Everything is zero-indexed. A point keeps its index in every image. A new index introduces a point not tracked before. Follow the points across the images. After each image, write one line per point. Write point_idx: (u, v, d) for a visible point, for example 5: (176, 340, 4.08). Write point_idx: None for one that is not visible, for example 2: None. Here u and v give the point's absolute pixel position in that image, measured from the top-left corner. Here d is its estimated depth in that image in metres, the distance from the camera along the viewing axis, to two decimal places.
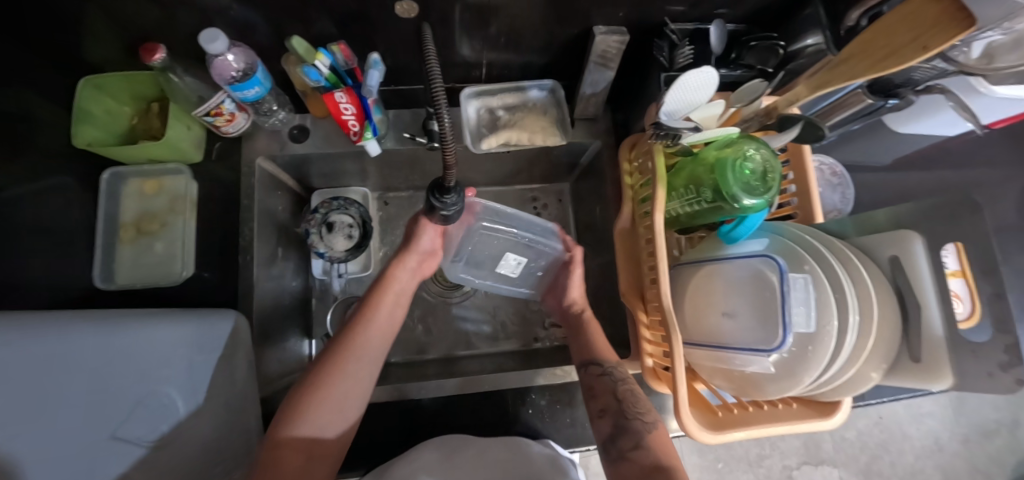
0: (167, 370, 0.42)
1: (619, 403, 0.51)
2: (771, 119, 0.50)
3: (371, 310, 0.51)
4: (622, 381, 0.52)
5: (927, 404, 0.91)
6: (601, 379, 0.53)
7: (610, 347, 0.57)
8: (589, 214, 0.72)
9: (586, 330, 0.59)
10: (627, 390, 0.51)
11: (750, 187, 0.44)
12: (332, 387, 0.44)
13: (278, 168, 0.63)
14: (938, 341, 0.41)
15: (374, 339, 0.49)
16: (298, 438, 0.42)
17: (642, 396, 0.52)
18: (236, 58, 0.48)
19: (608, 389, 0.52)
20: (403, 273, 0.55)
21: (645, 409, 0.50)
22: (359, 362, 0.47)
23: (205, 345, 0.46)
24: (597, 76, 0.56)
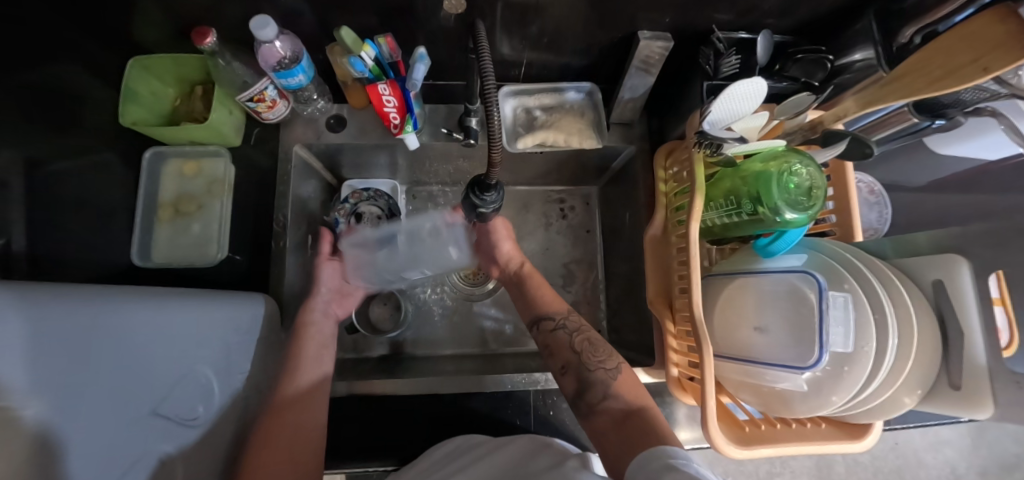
0: (205, 349, 0.43)
1: (577, 355, 0.51)
2: (815, 133, 0.49)
3: (298, 341, 0.53)
4: (576, 333, 0.53)
5: (946, 433, 0.89)
6: (556, 334, 0.53)
7: (558, 298, 0.58)
8: (617, 219, 0.72)
9: (530, 289, 0.60)
10: (583, 340, 0.52)
11: (794, 201, 0.43)
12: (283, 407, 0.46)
13: (312, 156, 0.63)
14: (982, 371, 0.40)
15: (313, 366, 0.51)
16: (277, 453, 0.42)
17: (600, 343, 0.52)
18: (283, 45, 0.49)
19: (565, 343, 0.52)
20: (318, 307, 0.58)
21: (605, 356, 0.50)
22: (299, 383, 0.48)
23: (241, 326, 0.48)
24: (638, 81, 0.56)
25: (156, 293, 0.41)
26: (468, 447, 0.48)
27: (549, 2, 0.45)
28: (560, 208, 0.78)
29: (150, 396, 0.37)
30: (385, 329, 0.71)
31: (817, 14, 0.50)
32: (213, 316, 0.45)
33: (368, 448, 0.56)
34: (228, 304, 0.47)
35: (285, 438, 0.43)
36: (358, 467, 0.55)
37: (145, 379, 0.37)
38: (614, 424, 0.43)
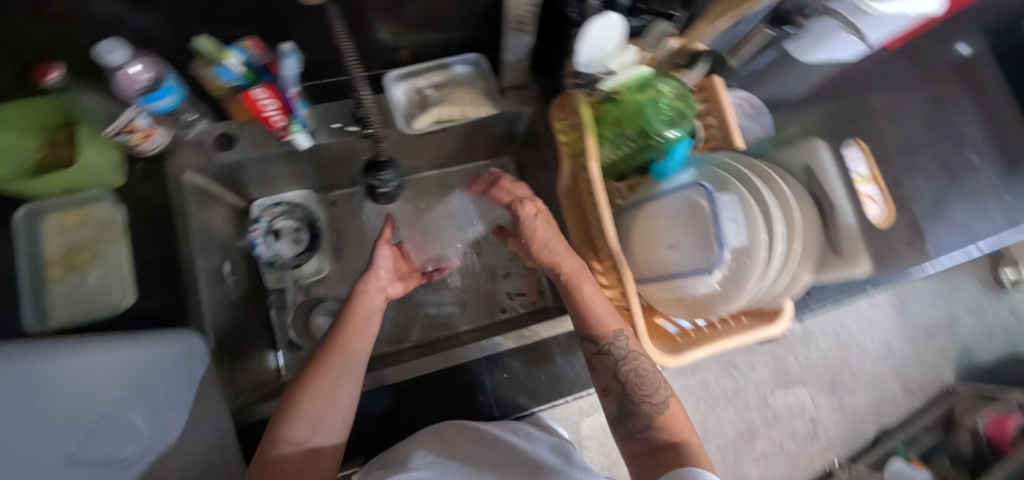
0: (122, 391, 0.40)
1: (621, 384, 0.48)
2: (680, 58, 0.54)
3: (347, 311, 0.47)
4: (622, 360, 0.49)
5: (876, 316, 1.10)
6: (600, 359, 0.49)
7: (610, 310, 0.50)
8: (536, 181, 0.73)
9: (583, 308, 0.49)
10: (629, 368, 0.48)
11: (671, 120, 0.48)
12: (313, 389, 0.41)
13: (209, 180, 0.60)
14: (854, 232, 0.46)
15: (353, 357, 0.44)
16: (291, 456, 0.38)
17: (649, 372, 0.48)
18: (143, 68, 0.46)
19: (609, 369, 0.49)
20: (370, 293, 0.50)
21: (653, 388, 0.48)
22: (338, 377, 0.43)
23: (160, 364, 0.44)
24: (517, 42, 0.56)
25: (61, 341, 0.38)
26: (451, 432, 0.50)
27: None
28: None
29: (57, 444, 0.34)
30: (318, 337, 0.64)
31: None
32: (122, 360, 0.41)
33: None
34: (149, 351, 0.44)
35: (302, 421, 0.40)
36: None
37: (46, 433, 0.33)
38: (652, 452, 0.44)
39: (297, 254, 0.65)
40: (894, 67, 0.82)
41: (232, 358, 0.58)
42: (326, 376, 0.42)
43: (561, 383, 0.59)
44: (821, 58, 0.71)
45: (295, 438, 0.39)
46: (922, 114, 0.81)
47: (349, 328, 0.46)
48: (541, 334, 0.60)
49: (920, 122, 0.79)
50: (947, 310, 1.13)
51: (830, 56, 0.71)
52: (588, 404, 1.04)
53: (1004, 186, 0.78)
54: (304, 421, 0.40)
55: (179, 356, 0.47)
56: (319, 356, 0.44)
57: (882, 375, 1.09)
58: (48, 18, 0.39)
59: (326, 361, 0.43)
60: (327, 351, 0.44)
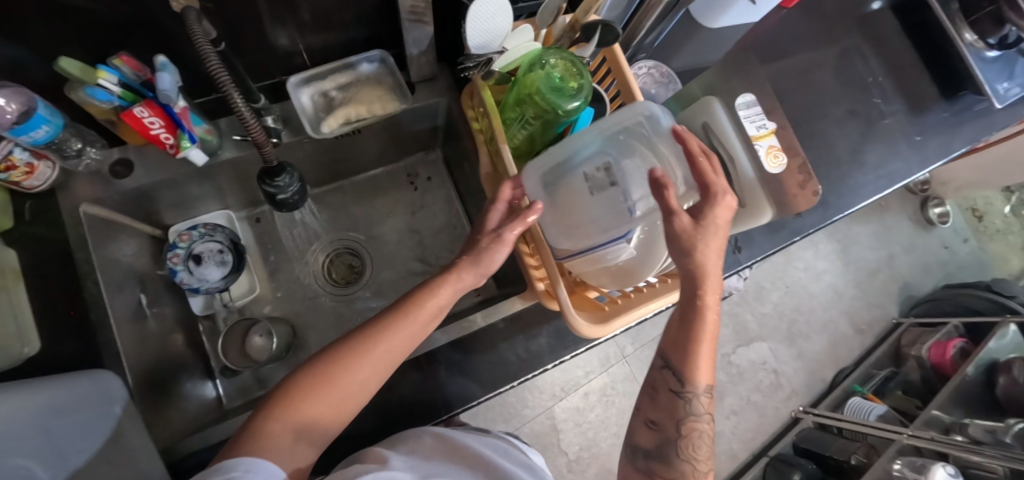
0: (23, 435, 0.36)
1: (679, 435, 0.46)
2: (576, 32, 0.52)
3: (418, 299, 0.42)
4: (695, 416, 0.45)
5: (820, 265, 1.20)
6: (676, 400, 0.46)
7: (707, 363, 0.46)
8: (462, 172, 0.72)
9: (693, 348, 0.44)
10: (694, 427, 0.46)
11: (567, 92, 0.47)
12: (342, 373, 0.38)
13: (111, 210, 0.57)
14: (752, 183, 0.47)
15: (389, 358, 0.40)
16: (283, 434, 0.36)
17: (704, 437, 0.46)
18: (7, 100, 0.43)
19: (677, 416, 0.46)
20: (448, 292, 0.44)
21: (701, 453, 0.46)
22: (369, 369, 0.39)
23: (60, 406, 0.40)
24: (418, 33, 0.55)
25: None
26: (429, 441, 0.47)
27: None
28: (409, 179, 0.77)
29: None
30: (259, 359, 0.62)
31: None
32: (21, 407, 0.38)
33: None
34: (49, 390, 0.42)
35: (301, 414, 0.37)
36: None
37: None
38: None
39: (224, 276, 0.62)
40: (799, 25, 0.86)
41: (157, 393, 0.55)
42: (361, 362, 0.39)
43: (506, 369, 0.60)
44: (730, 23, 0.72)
45: (292, 429, 0.37)
46: (830, 66, 0.85)
47: (399, 328, 0.41)
48: (480, 322, 0.60)
49: (828, 74, 0.83)
50: (884, 251, 1.25)
51: (738, 20, 0.72)
52: (561, 386, 1.09)
53: (912, 128, 0.83)
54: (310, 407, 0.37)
55: (76, 397, 0.43)
56: (364, 339, 0.40)
57: (833, 320, 1.19)
58: None
59: (361, 346, 0.39)
60: (371, 338, 0.40)
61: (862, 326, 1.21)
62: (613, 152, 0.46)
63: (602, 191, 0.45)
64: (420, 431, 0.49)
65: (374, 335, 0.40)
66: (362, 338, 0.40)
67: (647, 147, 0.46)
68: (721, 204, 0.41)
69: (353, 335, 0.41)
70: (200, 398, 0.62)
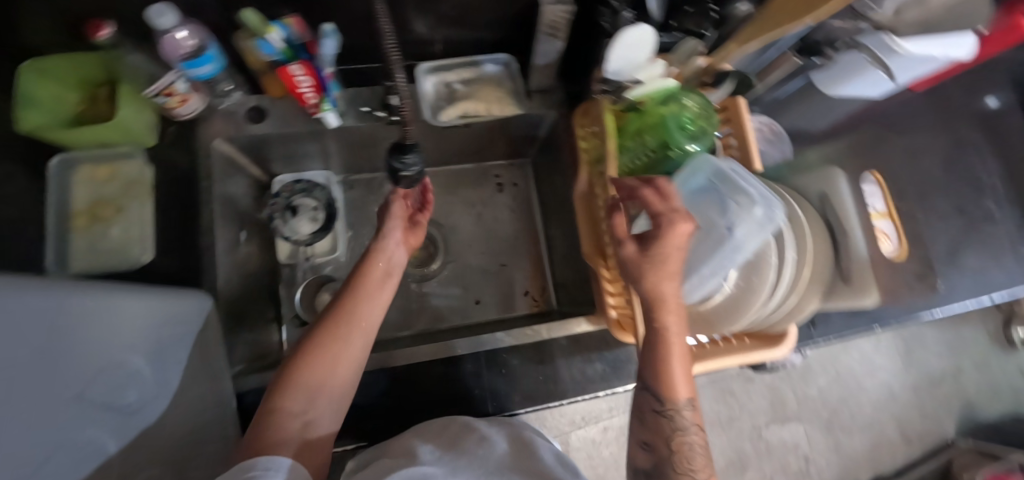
0: (126, 337, 0.38)
1: (670, 452, 0.43)
2: (707, 76, 0.56)
3: (363, 276, 0.52)
4: (681, 428, 0.44)
5: (878, 359, 1.10)
6: (658, 417, 0.44)
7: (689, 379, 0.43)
8: (551, 185, 0.74)
9: (665, 365, 0.42)
10: (683, 440, 0.43)
11: (693, 134, 0.49)
12: (336, 338, 0.45)
13: (236, 150, 0.62)
14: (864, 263, 0.45)
15: (367, 321, 0.48)
16: (288, 421, 0.41)
17: (700, 448, 0.44)
18: (189, 35, 0.49)
19: (665, 431, 0.44)
20: (379, 258, 0.54)
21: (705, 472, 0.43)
22: (342, 338, 0.46)
23: (171, 318, 0.45)
24: (547, 46, 0.59)
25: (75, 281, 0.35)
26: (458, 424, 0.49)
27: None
28: (496, 183, 0.78)
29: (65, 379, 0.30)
30: None
31: None
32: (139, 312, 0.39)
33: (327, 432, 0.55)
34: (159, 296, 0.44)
35: (298, 398, 0.42)
36: None
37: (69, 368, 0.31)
38: None
39: (313, 232, 0.67)
40: (913, 110, 0.83)
41: (235, 322, 0.59)
42: (339, 328, 0.46)
43: (555, 384, 0.60)
44: (848, 94, 0.71)
45: (295, 400, 0.42)
46: (940, 158, 0.81)
47: (369, 294, 0.50)
48: (543, 335, 0.59)
49: (937, 165, 0.79)
50: (953, 362, 1.13)
51: (858, 93, 0.70)
52: (581, 415, 1.08)
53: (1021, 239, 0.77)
54: (304, 392, 0.43)
55: (184, 314, 0.47)
56: (338, 311, 0.48)
57: (879, 421, 1.09)
58: None
59: (338, 321, 0.47)
60: (340, 313, 0.47)
61: (913, 437, 1.10)
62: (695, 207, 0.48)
63: (686, 240, 0.48)
64: (449, 419, 0.49)
65: (347, 305, 0.48)
66: (337, 311, 0.48)
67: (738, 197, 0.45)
68: (676, 232, 0.41)
69: (324, 319, 0.47)
70: (264, 340, 0.65)
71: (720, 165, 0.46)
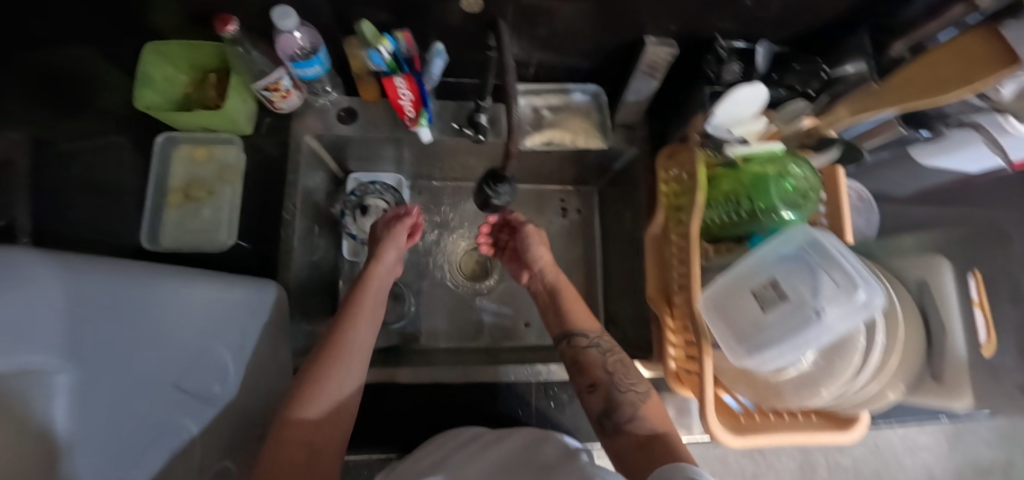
0: (215, 327, 0.42)
1: (609, 374, 0.51)
2: (809, 139, 0.53)
3: (358, 301, 0.51)
4: (610, 351, 0.53)
5: (924, 441, 1.03)
6: (587, 350, 0.53)
7: (589, 316, 0.57)
8: (618, 219, 0.73)
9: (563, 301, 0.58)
10: (616, 360, 0.52)
11: (791, 201, 0.47)
12: (324, 370, 0.43)
13: (321, 147, 0.64)
14: (961, 365, 0.42)
15: (358, 348, 0.47)
16: (297, 442, 0.39)
17: (631, 364, 0.52)
18: (302, 37, 0.50)
19: (597, 360, 0.52)
20: (372, 290, 0.52)
21: (636, 379, 0.50)
22: (339, 363, 0.44)
23: (255, 309, 0.49)
24: (642, 84, 0.59)
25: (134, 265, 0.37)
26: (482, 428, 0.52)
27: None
28: (561, 206, 0.79)
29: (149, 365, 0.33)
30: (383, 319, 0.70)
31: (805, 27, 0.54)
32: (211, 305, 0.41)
33: (369, 438, 0.55)
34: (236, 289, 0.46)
35: (298, 432, 0.40)
36: (362, 454, 0.55)
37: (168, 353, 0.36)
38: (639, 446, 0.45)
39: None
40: None
41: (297, 314, 0.61)
42: (335, 356, 0.45)
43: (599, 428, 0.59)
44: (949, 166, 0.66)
45: (310, 416, 0.41)
46: None
47: (354, 317, 0.49)
48: None
49: None
50: (1009, 459, 1.04)
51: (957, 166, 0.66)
52: None
53: None
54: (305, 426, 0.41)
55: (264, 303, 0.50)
56: (325, 348, 0.45)
57: None
58: None
59: (334, 348, 0.45)
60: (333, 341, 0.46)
61: None
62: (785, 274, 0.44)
63: (773, 308, 0.44)
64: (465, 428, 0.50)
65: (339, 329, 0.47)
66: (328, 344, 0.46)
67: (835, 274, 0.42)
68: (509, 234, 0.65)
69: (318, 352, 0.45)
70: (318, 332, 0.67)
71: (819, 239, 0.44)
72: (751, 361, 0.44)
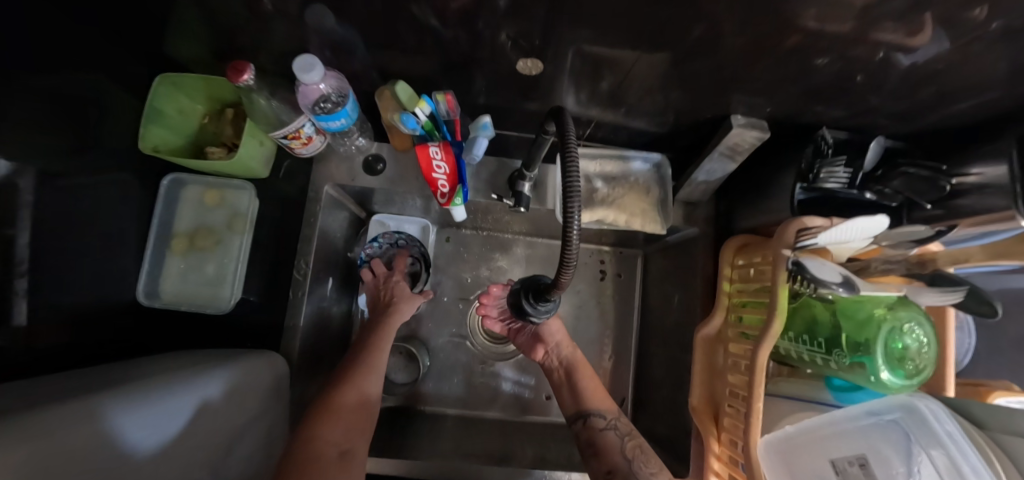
0: (245, 412, 0.44)
1: (628, 462, 0.45)
2: (922, 269, 0.42)
3: (383, 326, 0.55)
4: (626, 435, 0.49)
5: None
6: (604, 433, 0.48)
7: (605, 394, 0.53)
8: (664, 297, 0.66)
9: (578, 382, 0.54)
10: (634, 446, 0.48)
11: (896, 362, 0.36)
12: (371, 362, 0.51)
13: (344, 194, 0.59)
14: None
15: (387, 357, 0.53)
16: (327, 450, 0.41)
17: (651, 452, 0.48)
18: (328, 83, 0.43)
19: (616, 446, 0.47)
20: (390, 331, 0.55)
21: (657, 468, 0.45)
22: (378, 360, 0.51)
23: (279, 382, 0.50)
24: (717, 166, 0.50)
25: (103, 371, 0.38)
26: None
27: (636, 59, 0.39)
28: (599, 269, 0.73)
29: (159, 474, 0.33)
30: (397, 379, 0.65)
31: (931, 120, 0.44)
32: (220, 399, 0.41)
33: None
34: (238, 366, 0.44)
35: (325, 442, 0.41)
36: None
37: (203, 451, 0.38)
38: None
39: None
40: None
41: (303, 374, 0.57)
42: (374, 355, 0.52)
43: None
44: None
45: (334, 433, 0.42)
46: None
47: (384, 332, 0.55)
48: None
49: None
50: None
51: None
52: None
53: None
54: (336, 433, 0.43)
55: (283, 375, 0.51)
56: (366, 351, 0.52)
57: None
58: (260, 14, 0.36)
59: (375, 343, 0.53)
60: (373, 341, 0.53)
61: None
62: (869, 449, 0.36)
63: None
64: None
65: (371, 345, 0.53)
66: (365, 345, 0.53)
67: (940, 464, 0.33)
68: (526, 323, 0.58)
69: (356, 354, 0.52)
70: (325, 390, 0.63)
71: (921, 409, 0.35)
72: None
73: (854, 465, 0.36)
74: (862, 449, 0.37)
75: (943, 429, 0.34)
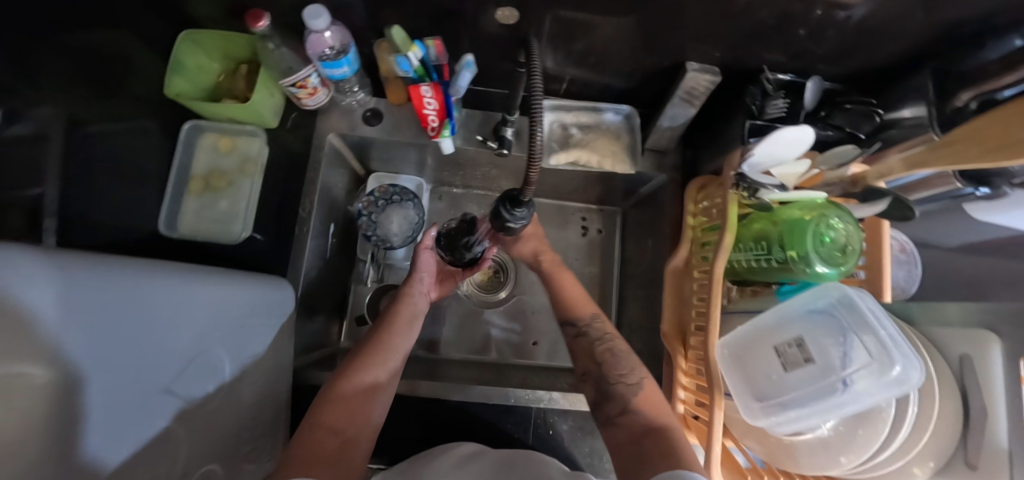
0: (207, 326, 0.39)
1: (598, 366, 0.51)
2: (856, 187, 0.49)
3: (395, 308, 0.55)
4: (599, 339, 0.52)
5: None
6: (579, 339, 0.53)
7: (584, 299, 0.56)
8: (639, 245, 0.71)
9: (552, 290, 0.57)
10: (606, 349, 0.51)
11: (828, 255, 0.42)
12: (395, 339, 0.51)
13: (344, 145, 0.65)
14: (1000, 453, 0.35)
15: (408, 331, 0.53)
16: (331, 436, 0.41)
17: (624, 354, 0.51)
18: (332, 35, 0.49)
19: (586, 351, 0.52)
20: (413, 300, 0.56)
21: (626, 369, 0.49)
22: (401, 333, 0.52)
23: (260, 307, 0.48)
24: (678, 111, 0.57)
25: None
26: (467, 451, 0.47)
27: (599, 18, 0.45)
28: (582, 225, 0.78)
29: (152, 379, 0.33)
30: None
31: (862, 64, 0.50)
32: (190, 308, 0.37)
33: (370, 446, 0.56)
34: (219, 280, 0.42)
35: (336, 415, 0.43)
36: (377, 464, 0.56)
37: (157, 356, 0.33)
38: (634, 439, 0.43)
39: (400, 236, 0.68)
40: None
41: (306, 310, 0.62)
42: (399, 326, 0.53)
43: (599, 460, 0.57)
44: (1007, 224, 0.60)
45: (343, 407, 0.43)
46: None
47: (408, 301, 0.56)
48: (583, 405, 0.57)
49: None
50: None
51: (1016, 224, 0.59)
52: None
53: None
54: (338, 416, 0.43)
55: (271, 303, 0.50)
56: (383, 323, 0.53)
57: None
58: None
59: (395, 316, 0.54)
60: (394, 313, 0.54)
61: None
62: (808, 332, 0.41)
63: (795, 370, 0.40)
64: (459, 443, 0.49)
65: (392, 317, 0.54)
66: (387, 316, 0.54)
67: (866, 340, 0.38)
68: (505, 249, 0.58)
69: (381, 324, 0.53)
70: (325, 330, 0.68)
71: (850, 294, 0.40)
72: (765, 422, 0.40)
73: (795, 347, 0.41)
74: (802, 333, 0.41)
75: (872, 313, 0.39)
